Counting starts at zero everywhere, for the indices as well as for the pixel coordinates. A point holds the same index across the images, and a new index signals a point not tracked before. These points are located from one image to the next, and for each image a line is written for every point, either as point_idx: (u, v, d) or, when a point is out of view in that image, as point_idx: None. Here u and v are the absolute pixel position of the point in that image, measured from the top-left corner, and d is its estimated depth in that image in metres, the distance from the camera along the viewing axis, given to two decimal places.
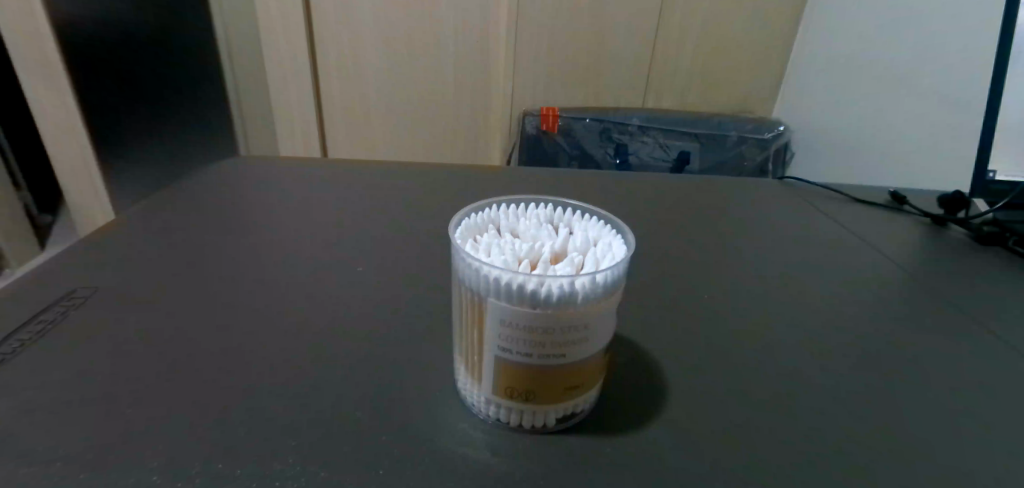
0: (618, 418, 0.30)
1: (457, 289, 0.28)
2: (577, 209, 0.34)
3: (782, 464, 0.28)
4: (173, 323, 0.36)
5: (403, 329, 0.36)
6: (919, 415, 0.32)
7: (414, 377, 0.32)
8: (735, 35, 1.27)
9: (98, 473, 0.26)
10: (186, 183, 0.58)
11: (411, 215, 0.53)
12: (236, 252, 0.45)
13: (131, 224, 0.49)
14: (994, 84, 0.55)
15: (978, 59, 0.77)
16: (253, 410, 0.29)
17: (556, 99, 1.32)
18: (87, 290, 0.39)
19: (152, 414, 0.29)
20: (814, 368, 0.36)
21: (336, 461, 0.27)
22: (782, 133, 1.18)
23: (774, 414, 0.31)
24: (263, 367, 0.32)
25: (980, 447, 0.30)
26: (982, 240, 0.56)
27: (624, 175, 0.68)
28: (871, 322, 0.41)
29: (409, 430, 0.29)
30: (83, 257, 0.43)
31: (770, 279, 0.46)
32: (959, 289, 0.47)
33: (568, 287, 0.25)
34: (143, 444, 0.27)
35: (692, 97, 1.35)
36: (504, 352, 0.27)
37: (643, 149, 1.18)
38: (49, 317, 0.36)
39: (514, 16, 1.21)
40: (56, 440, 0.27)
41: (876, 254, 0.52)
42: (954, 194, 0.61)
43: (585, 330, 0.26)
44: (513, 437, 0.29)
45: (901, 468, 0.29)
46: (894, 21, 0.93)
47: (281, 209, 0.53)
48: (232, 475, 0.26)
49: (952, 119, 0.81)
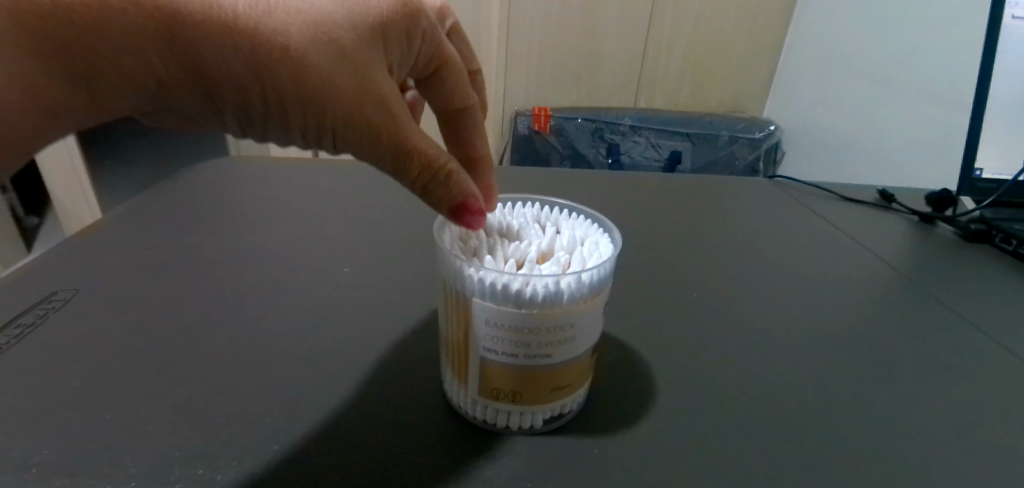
0: (606, 418, 0.31)
1: (442, 290, 0.28)
2: (565, 208, 0.34)
3: (773, 465, 0.28)
4: (156, 325, 0.35)
5: (392, 330, 0.36)
6: (906, 414, 0.33)
7: (401, 378, 0.32)
8: (724, 36, 1.29)
9: (76, 476, 0.25)
10: (175, 184, 0.57)
11: (400, 215, 0.53)
12: (222, 253, 0.44)
13: (116, 226, 0.48)
14: (982, 84, 0.56)
15: (966, 61, 0.79)
16: (236, 413, 0.29)
17: (548, 99, 1.32)
18: (67, 293, 0.39)
19: (131, 419, 0.28)
20: (803, 368, 0.36)
21: (322, 464, 0.27)
22: (771, 133, 1.19)
23: (765, 415, 0.32)
24: (249, 369, 0.32)
25: (967, 446, 0.31)
26: (970, 237, 0.57)
27: (616, 174, 0.68)
28: (856, 322, 0.42)
29: (394, 432, 0.29)
30: (64, 260, 0.43)
31: (759, 276, 0.47)
32: (947, 287, 0.48)
33: (554, 287, 0.25)
34: (122, 449, 0.27)
35: (682, 96, 1.35)
36: (489, 352, 0.27)
37: (635, 149, 1.18)
38: (26, 321, 0.36)
39: (507, 16, 1.22)
40: (31, 446, 0.27)
41: (865, 252, 0.53)
42: (942, 192, 0.62)
43: (571, 330, 0.26)
44: (500, 439, 0.29)
45: (890, 469, 0.29)
46: (885, 21, 0.95)
47: (270, 210, 0.53)
48: (214, 479, 0.25)
49: (941, 120, 0.82)
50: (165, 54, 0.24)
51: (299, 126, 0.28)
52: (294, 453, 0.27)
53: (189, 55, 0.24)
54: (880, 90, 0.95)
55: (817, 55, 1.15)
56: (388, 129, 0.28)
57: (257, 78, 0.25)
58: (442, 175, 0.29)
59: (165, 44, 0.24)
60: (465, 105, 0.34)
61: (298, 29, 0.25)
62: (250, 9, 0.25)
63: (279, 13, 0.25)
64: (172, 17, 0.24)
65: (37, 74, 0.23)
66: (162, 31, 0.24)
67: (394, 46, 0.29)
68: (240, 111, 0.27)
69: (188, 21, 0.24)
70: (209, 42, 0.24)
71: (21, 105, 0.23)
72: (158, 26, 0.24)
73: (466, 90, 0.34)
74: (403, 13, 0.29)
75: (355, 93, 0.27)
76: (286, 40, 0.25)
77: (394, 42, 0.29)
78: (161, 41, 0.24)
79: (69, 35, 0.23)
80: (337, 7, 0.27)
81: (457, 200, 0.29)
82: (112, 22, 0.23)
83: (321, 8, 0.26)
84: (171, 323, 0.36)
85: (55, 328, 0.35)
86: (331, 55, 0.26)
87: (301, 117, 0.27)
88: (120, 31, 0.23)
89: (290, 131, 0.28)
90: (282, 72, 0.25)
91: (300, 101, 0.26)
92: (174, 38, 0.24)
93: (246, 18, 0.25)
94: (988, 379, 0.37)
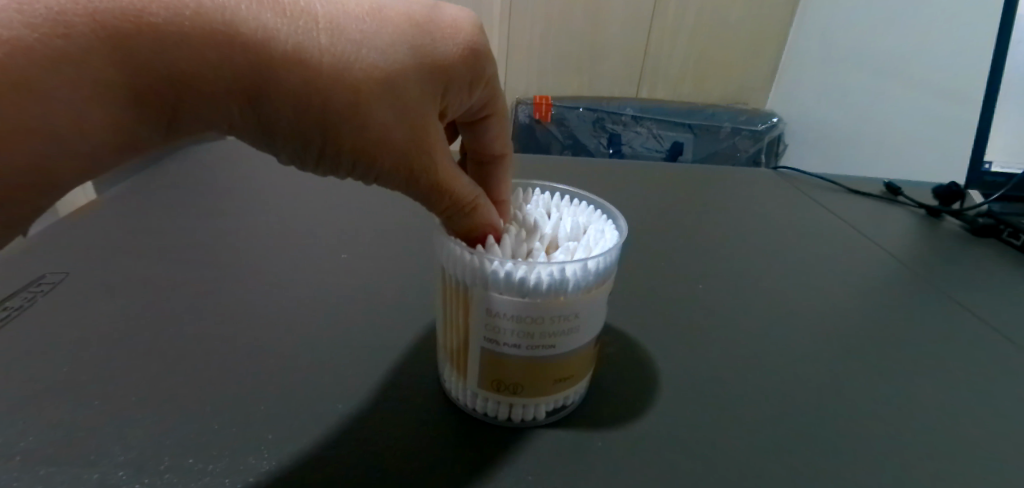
0: (608, 408, 0.30)
1: (441, 277, 0.27)
2: (566, 193, 0.33)
3: (787, 464, 0.27)
4: (146, 311, 0.34)
5: (392, 317, 0.36)
6: (919, 411, 0.32)
7: (397, 368, 0.31)
8: (728, 25, 1.27)
9: (60, 466, 0.24)
10: (170, 168, 0.56)
11: (399, 201, 0.52)
12: (217, 238, 0.43)
13: (107, 209, 0.47)
14: (993, 75, 0.55)
15: (976, 54, 0.77)
16: (228, 403, 0.28)
17: (550, 87, 1.31)
18: (58, 275, 0.38)
19: (119, 408, 0.27)
20: (812, 362, 0.35)
21: (318, 457, 0.26)
22: (775, 125, 1.18)
23: (773, 410, 0.31)
24: (240, 358, 0.31)
25: (983, 444, 0.30)
26: (977, 232, 0.56)
27: (618, 164, 0.67)
28: (862, 316, 0.41)
29: (392, 422, 0.28)
30: (52, 244, 0.41)
31: (763, 268, 0.46)
32: (956, 281, 0.47)
33: (558, 275, 0.24)
34: (109, 439, 0.26)
35: (685, 86, 1.34)
36: (489, 342, 0.26)
37: (636, 139, 1.17)
38: (13, 305, 0.35)
39: (509, 5, 1.21)
40: (15, 434, 0.26)
41: (872, 245, 0.52)
42: (950, 186, 0.61)
43: (574, 320, 0.26)
44: (502, 432, 0.28)
45: (905, 468, 0.28)
46: (892, 14, 0.93)
47: (266, 195, 0.51)
48: (204, 471, 0.24)
49: (949, 112, 0.81)
50: (243, 105, 0.22)
51: (346, 171, 0.25)
52: (289, 445, 0.26)
53: (262, 107, 0.22)
54: (885, 83, 0.94)
55: (822, 46, 1.13)
56: (428, 174, 0.26)
57: (321, 130, 0.23)
58: (468, 209, 0.26)
59: (243, 96, 0.22)
60: (502, 153, 0.31)
61: (371, 83, 0.23)
62: (331, 65, 0.22)
63: (358, 66, 0.22)
64: (257, 70, 0.21)
65: (123, 123, 0.21)
66: (243, 86, 0.21)
67: (454, 93, 0.26)
68: (293, 153, 0.24)
69: (274, 75, 0.21)
70: (287, 92, 0.22)
71: (92, 156, 0.21)
72: (246, 81, 0.21)
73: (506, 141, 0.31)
74: (476, 59, 0.25)
75: (408, 146, 0.25)
76: (358, 93, 0.22)
77: (459, 90, 0.26)
78: (240, 97, 0.22)
79: (165, 87, 0.20)
80: (414, 56, 0.24)
81: (473, 230, 0.27)
82: (199, 78, 0.20)
83: (399, 61, 0.23)
84: (162, 309, 0.35)
85: (42, 313, 0.34)
86: (394, 107, 0.23)
87: (351, 164, 0.25)
88: (204, 87, 0.21)
89: (334, 173, 0.26)
90: (344, 124, 0.23)
91: (356, 151, 0.24)
92: (256, 91, 0.22)
93: (327, 72, 0.22)
94: (999, 377, 0.36)
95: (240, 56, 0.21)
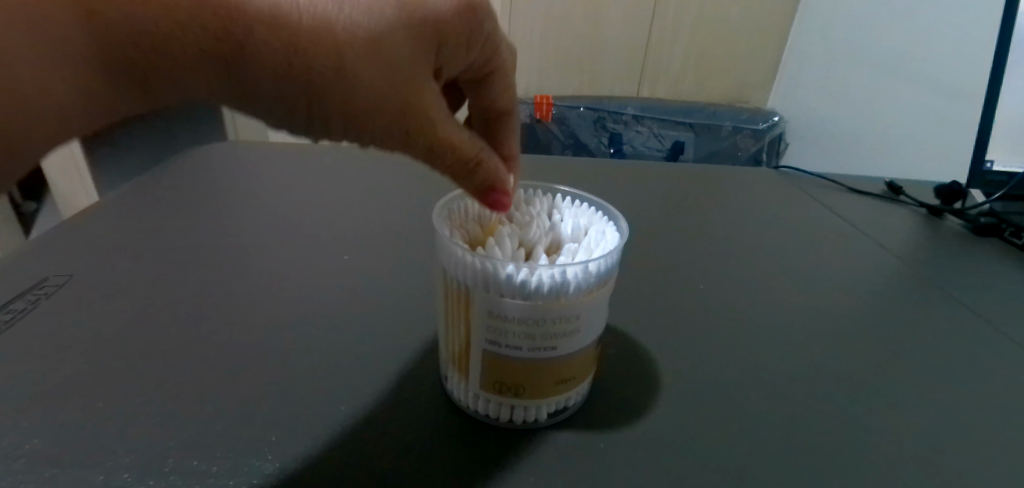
0: (610, 410, 0.30)
1: (442, 278, 0.27)
2: (568, 195, 0.33)
3: (789, 464, 0.28)
4: (149, 313, 0.35)
5: (393, 319, 0.36)
6: (922, 411, 0.32)
7: (399, 369, 0.31)
8: (729, 24, 1.27)
9: (64, 468, 0.24)
10: (172, 170, 0.56)
11: (400, 202, 0.52)
12: (219, 240, 0.43)
13: (110, 212, 0.47)
14: (994, 73, 0.55)
15: (977, 52, 0.77)
16: (230, 405, 0.28)
17: (550, 86, 1.31)
18: (61, 277, 0.38)
19: (123, 409, 0.27)
20: (813, 362, 0.35)
21: (320, 457, 0.26)
22: (776, 124, 1.16)
23: (775, 410, 0.31)
24: (242, 359, 0.31)
25: (986, 443, 0.30)
26: (979, 231, 0.56)
27: (619, 164, 0.67)
28: (864, 316, 0.41)
29: (394, 423, 0.28)
30: (56, 245, 0.42)
31: (765, 269, 0.46)
32: (958, 280, 0.47)
33: (560, 277, 0.24)
34: (113, 441, 0.26)
35: (686, 85, 1.34)
36: (491, 344, 0.26)
37: (637, 138, 1.17)
38: (17, 307, 0.35)
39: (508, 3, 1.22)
40: (20, 436, 0.26)
41: (874, 245, 0.52)
42: (951, 185, 0.61)
43: (576, 322, 0.26)
44: (504, 433, 0.28)
45: (908, 468, 0.28)
46: (893, 12, 0.93)
47: (268, 197, 0.52)
48: (208, 472, 0.25)
49: (950, 111, 0.81)
50: (219, 72, 0.22)
51: (339, 135, 0.26)
52: (291, 445, 0.26)
53: (242, 71, 0.22)
54: (886, 81, 0.94)
55: (823, 44, 1.13)
56: (425, 135, 0.26)
57: (308, 93, 0.23)
58: (473, 165, 0.27)
59: (221, 59, 0.22)
60: (508, 109, 0.32)
61: (355, 43, 0.23)
62: (312, 25, 0.22)
63: (340, 25, 0.22)
64: (233, 34, 0.21)
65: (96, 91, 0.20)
66: (220, 50, 0.21)
67: (441, 48, 0.26)
68: (283, 117, 0.25)
69: (251, 37, 0.21)
70: (264, 53, 0.22)
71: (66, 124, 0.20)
72: (223, 44, 0.21)
73: (512, 95, 0.32)
74: (458, 11, 0.26)
75: (401, 107, 0.25)
76: (342, 54, 0.23)
77: (446, 46, 0.26)
78: (218, 60, 0.22)
79: (141, 51, 0.20)
80: (396, 13, 0.24)
81: (482, 185, 0.28)
82: (174, 41, 0.20)
83: (382, 19, 0.23)
84: (165, 310, 0.35)
85: (46, 315, 0.34)
86: (383, 68, 0.24)
87: (343, 127, 0.25)
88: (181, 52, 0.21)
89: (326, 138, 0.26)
90: (331, 86, 0.23)
91: (348, 113, 0.25)
92: (232, 53, 0.21)
93: (308, 33, 0.22)
94: (1001, 376, 0.36)
95: (214, 19, 0.20)
